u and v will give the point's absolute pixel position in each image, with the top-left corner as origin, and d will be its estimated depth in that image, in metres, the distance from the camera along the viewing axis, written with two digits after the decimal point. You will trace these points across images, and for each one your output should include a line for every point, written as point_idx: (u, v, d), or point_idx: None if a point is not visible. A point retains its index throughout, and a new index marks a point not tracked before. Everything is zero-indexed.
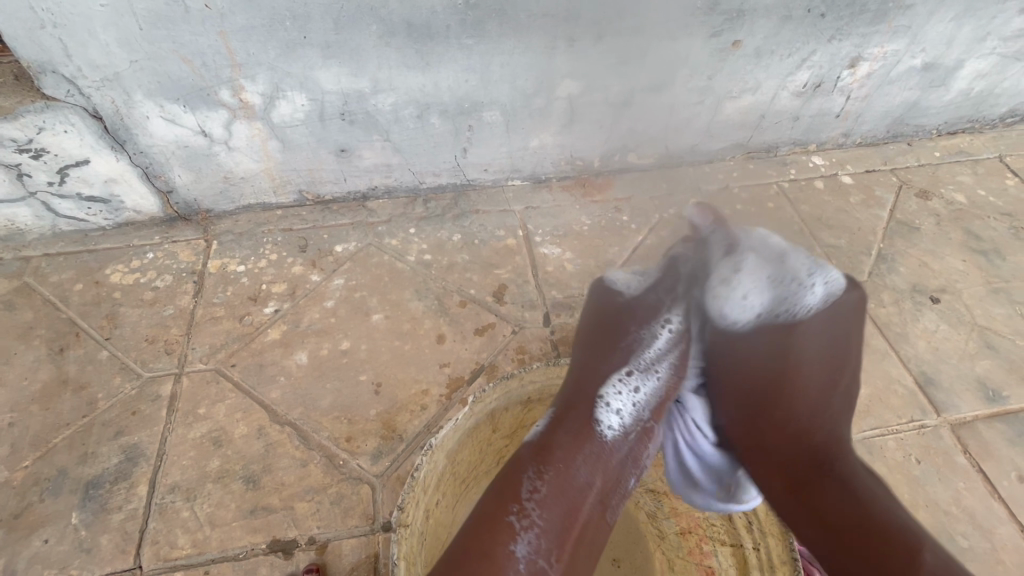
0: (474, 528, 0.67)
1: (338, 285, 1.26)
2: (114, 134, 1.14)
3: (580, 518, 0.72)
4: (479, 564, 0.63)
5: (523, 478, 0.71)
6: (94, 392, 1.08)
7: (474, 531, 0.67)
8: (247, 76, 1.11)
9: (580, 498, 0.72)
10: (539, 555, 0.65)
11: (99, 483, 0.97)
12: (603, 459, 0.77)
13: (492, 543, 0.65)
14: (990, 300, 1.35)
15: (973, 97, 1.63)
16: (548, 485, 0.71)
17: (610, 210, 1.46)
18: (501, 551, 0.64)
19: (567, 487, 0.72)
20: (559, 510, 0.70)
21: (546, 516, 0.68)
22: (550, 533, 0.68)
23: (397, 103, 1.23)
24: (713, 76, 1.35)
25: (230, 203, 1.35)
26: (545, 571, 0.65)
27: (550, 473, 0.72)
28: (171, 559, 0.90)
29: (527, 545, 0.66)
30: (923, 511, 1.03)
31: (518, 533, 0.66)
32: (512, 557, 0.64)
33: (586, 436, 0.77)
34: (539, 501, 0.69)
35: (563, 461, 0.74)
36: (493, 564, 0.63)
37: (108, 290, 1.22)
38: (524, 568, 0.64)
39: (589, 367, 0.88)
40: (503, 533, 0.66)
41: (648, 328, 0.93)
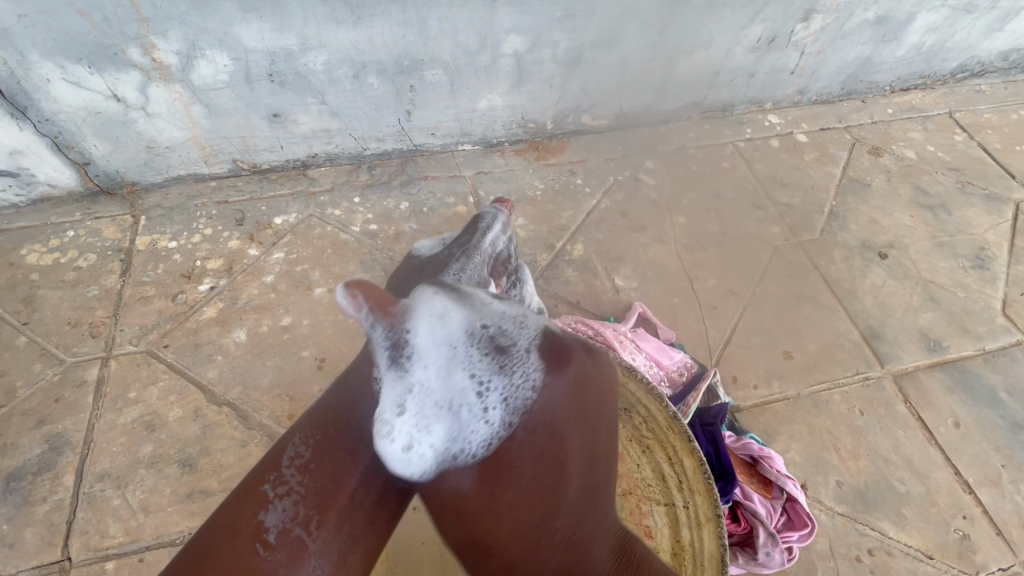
0: (228, 502, 0.59)
1: (279, 258, 1.20)
2: (12, 99, 1.04)
3: (358, 482, 0.62)
4: (218, 544, 0.55)
5: (287, 445, 0.62)
6: (13, 381, 1.01)
7: (224, 508, 0.58)
8: (157, 32, 1.01)
9: (356, 460, 0.63)
10: (294, 524, 0.57)
11: (22, 475, 0.92)
12: (389, 409, 0.68)
13: (239, 515, 0.57)
14: (935, 254, 1.37)
15: (925, 52, 1.62)
16: (315, 448, 0.62)
17: (564, 172, 1.41)
18: (245, 523, 0.56)
19: (340, 447, 0.63)
20: (328, 472, 0.61)
21: (308, 483, 0.60)
22: (311, 498, 0.59)
23: (330, 62, 1.15)
24: (664, 30, 1.28)
25: (157, 175, 1.26)
26: (301, 540, 0.57)
27: (318, 434, 0.63)
28: (102, 549, 0.87)
29: (278, 514, 0.57)
30: (864, 460, 1.06)
31: (269, 502, 0.58)
32: (259, 529, 0.56)
33: (371, 391, 0.68)
34: (301, 466, 0.60)
35: (338, 419, 0.65)
36: (234, 538, 0.55)
37: (24, 272, 1.13)
38: (273, 539, 0.56)
39: (390, 330, 0.81)
40: (252, 505, 0.58)
41: (439, 282, 0.85)
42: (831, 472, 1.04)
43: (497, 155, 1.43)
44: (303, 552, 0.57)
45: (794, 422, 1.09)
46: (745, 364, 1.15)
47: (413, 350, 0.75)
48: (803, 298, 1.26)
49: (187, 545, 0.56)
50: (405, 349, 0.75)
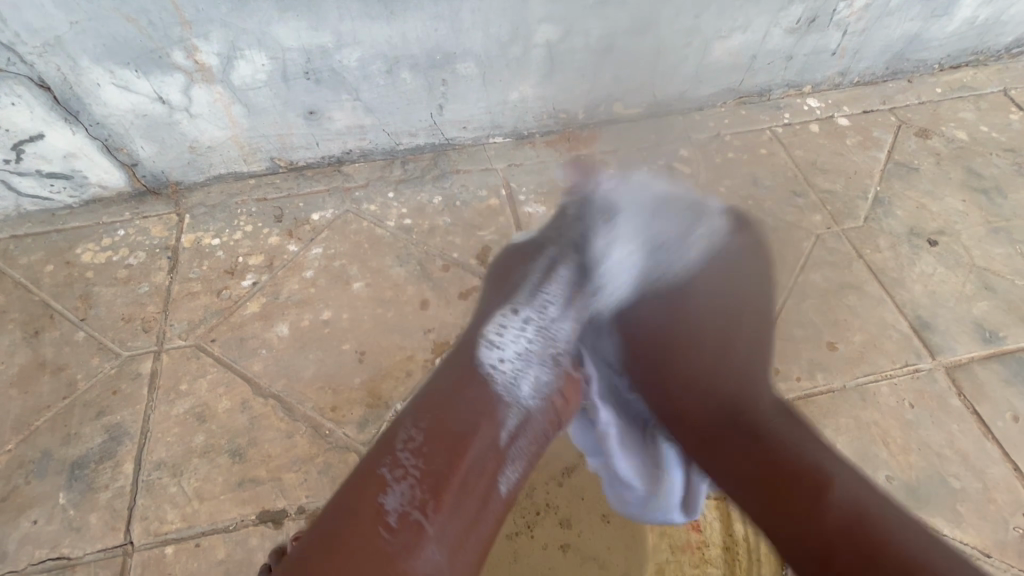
0: (351, 483, 0.60)
1: (317, 254, 1.23)
2: (66, 104, 1.08)
3: (464, 465, 0.61)
4: (343, 522, 0.56)
5: (398, 432, 0.63)
6: (74, 373, 1.06)
7: (349, 489, 0.59)
8: (199, 34, 1.04)
9: (461, 444, 0.62)
10: (411, 507, 0.57)
11: (85, 463, 0.97)
12: (491, 416, 0.65)
13: (357, 499, 0.57)
14: (990, 240, 1.31)
15: (977, 26, 1.54)
16: (425, 433, 0.62)
17: (595, 164, 1.26)
18: (367, 507, 0.56)
19: (448, 432, 0.62)
20: (440, 451, 0.61)
21: (421, 464, 0.59)
22: (426, 480, 0.59)
23: (364, 58, 1.16)
24: (699, 15, 1.25)
25: (200, 174, 1.29)
26: (416, 524, 0.56)
27: (426, 420, 0.63)
28: (161, 534, 0.91)
29: (397, 496, 0.57)
30: (915, 454, 1.02)
31: (388, 484, 0.58)
32: (380, 512, 0.56)
33: (471, 382, 0.70)
34: (414, 449, 0.60)
35: (442, 407, 0.65)
36: (359, 520, 0.56)
37: (80, 270, 1.19)
38: (393, 520, 0.56)
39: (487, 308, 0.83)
40: (372, 486, 0.58)
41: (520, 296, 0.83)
42: (880, 466, 1.01)
43: (528, 147, 1.42)
44: (422, 537, 0.55)
45: (840, 415, 1.06)
46: (788, 356, 1.12)
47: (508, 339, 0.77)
48: (847, 287, 1.22)
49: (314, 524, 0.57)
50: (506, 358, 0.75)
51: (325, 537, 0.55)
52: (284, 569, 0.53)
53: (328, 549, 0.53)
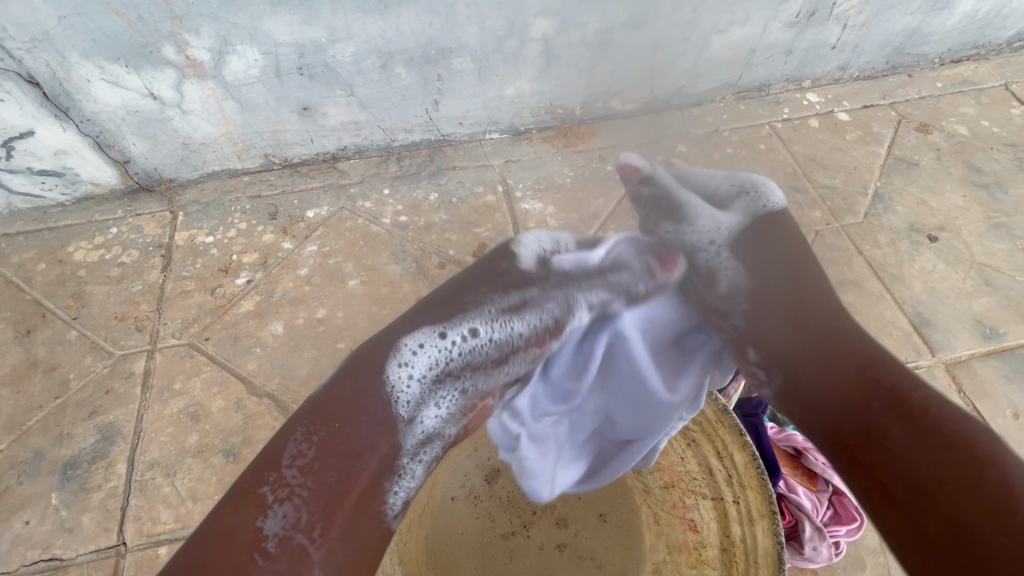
0: (225, 506, 0.57)
1: (312, 251, 1.21)
2: (56, 100, 1.07)
3: (354, 496, 0.58)
4: (216, 548, 0.54)
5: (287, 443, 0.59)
6: (66, 372, 1.05)
7: (226, 508, 0.57)
8: (190, 29, 1.02)
9: (356, 462, 0.60)
10: (295, 530, 0.55)
11: (78, 463, 0.96)
12: (388, 440, 0.62)
13: (236, 516, 0.55)
14: (990, 236, 1.30)
15: (978, 20, 1.52)
16: (316, 449, 0.58)
17: (593, 159, 1.36)
18: (244, 529, 0.54)
19: (338, 450, 0.59)
20: (329, 480, 0.58)
21: (307, 487, 0.57)
22: (314, 502, 0.57)
23: (358, 53, 1.14)
24: (698, 7, 1.22)
25: (193, 171, 1.28)
26: (301, 547, 0.55)
27: (318, 435, 0.59)
28: (154, 534, 0.90)
29: (278, 520, 0.55)
30: None
31: (268, 507, 0.56)
32: (259, 536, 0.54)
33: (368, 392, 0.63)
34: (301, 468, 0.57)
35: (339, 419, 0.61)
36: (232, 547, 0.54)
37: (72, 268, 1.17)
38: (273, 548, 0.54)
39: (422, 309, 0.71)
40: (250, 508, 0.56)
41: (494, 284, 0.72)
42: None
43: (525, 143, 1.41)
44: (304, 561, 0.55)
45: None
46: None
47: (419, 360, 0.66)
48: (846, 284, 1.21)
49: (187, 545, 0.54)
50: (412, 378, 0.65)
51: (191, 565, 0.52)
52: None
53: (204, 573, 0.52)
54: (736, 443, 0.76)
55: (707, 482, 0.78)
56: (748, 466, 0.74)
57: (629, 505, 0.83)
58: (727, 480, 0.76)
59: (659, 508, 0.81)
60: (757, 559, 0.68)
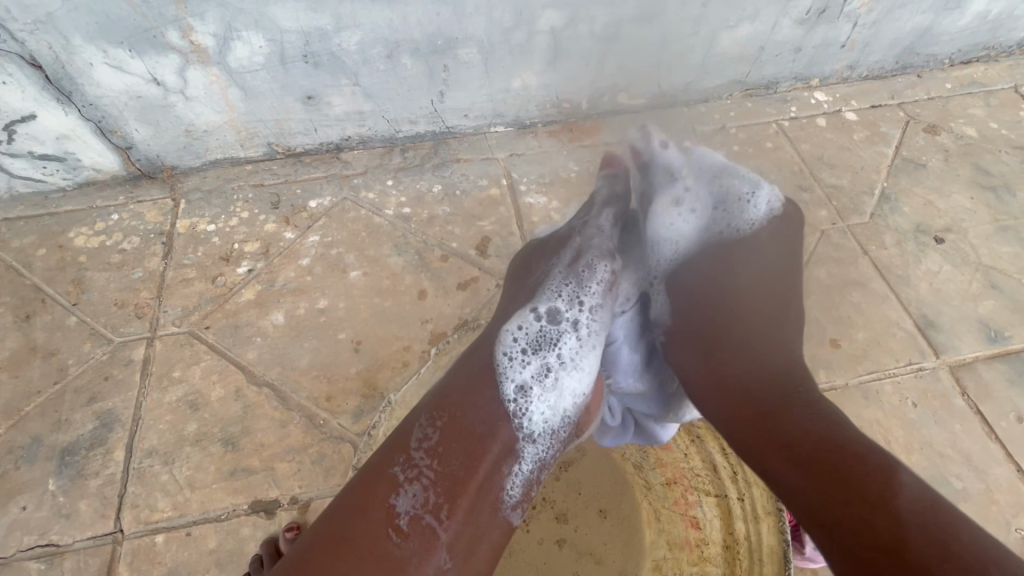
0: (355, 484, 0.64)
1: (313, 242, 1.21)
2: (58, 84, 1.06)
3: (477, 479, 0.65)
4: (353, 520, 0.60)
5: (413, 427, 0.67)
6: (65, 359, 1.04)
7: (359, 486, 0.63)
8: (195, 14, 1.01)
9: (479, 450, 0.67)
10: (424, 510, 0.61)
11: (75, 449, 0.96)
12: (501, 435, 0.68)
13: (369, 498, 0.61)
14: (997, 238, 1.29)
15: (989, 21, 1.51)
16: (440, 432, 0.66)
17: (600, 155, 1.34)
18: (379, 507, 0.61)
19: (462, 434, 0.66)
20: (457, 461, 0.65)
21: (435, 467, 0.64)
22: (439, 484, 0.63)
23: (364, 41, 1.13)
24: (708, 3, 1.21)
25: (195, 159, 1.27)
26: (430, 529, 0.60)
27: (442, 420, 0.66)
28: (152, 522, 0.89)
29: (409, 499, 0.61)
30: (917, 453, 1.01)
31: (399, 486, 0.62)
32: (392, 514, 0.60)
33: (485, 384, 0.71)
34: (429, 450, 0.64)
35: (460, 407, 0.68)
36: (368, 522, 0.60)
37: (72, 254, 1.17)
38: (404, 524, 0.60)
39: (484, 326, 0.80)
40: (384, 487, 0.62)
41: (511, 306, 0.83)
42: None
43: (530, 136, 1.39)
44: (433, 542, 0.60)
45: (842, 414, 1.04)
46: None
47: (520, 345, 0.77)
48: (851, 284, 1.20)
49: (324, 514, 0.62)
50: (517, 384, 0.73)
51: (327, 538, 0.58)
52: (294, 563, 0.57)
53: (338, 551, 0.57)
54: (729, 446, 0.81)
55: (710, 480, 0.80)
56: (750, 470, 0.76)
57: (629, 501, 0.83)
58: (731, 478, 0.77)
59: (661, 504, 0.81)
60: (761, 557, 0.70)
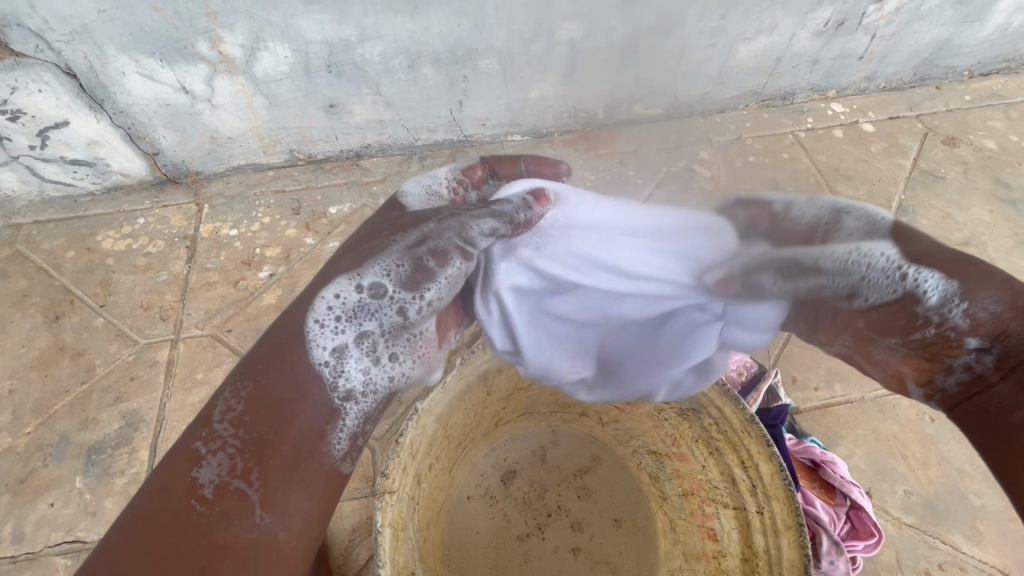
0: (165, 460, 0.50)
1: (334, 247, 1.23)
2: (91, 92, 1.10)
3: (292, 440, 0.52)
4: (157, 500, 0.48)
5: (217, 398, 0.52)
6: (92, 359, 1.07)
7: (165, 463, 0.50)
8: (224, 25, 1.04)
9: (288, 410, 0.53)
10: (232, 477, 0.49)
11: (102, 448, 0.98)
12: (309, 401, 0.54)
13: (170, 474, 0.49)
14: (1017, 253, 1.28)
15: (1010, 34, 1.50)
16: (248, 403, 0.51)
17: (614, 164, 1.34)
18: (178, 481, 0.49)
19: (272, 399, 0.52)
20: (263, 423, 0.51)
21: (241, 436, 0.50)
22: (248, 449, 0.50)
23: (386, 52, 1.15)
24: (726, 16, 1.22)
25: (219, 164, 1.30)
26: (240, 493, 0.49)
27: (249, 386, 0.52)
28: None
29: (213, 469, 0.49)
30: (935, 469, 1.00)
31: (201, 459, 0.50)
32: (194, 486, 0.49)
33: (292, 348, 0.55)
34: (234, 420, 0.51)
35: (268, 365, 0.54)
36: (168, 498, 0.48)
37: (100, 257, 1.20)
38: (209, 493, 0.48)
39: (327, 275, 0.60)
40: (183, 462, 0.49)
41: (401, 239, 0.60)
42: (898, 480, 0.99)
43: (546, 145, 1.41)
44: (243, 506, 0.49)
45: (858, 427, 1.04)
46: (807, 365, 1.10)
47: (340, 319, 0.58)
48: None
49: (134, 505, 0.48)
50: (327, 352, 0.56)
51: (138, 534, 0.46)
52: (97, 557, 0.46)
53: (150, 531, 0.46)
54: (762, 453, 0.69)
55: (729, 491, 0.74)
56: (774, 478, 0.68)
57: (644, 510, 0.85)
58: (750, 491, 0.70)
59: (676, 515, 0.81)
60: (783, 571, 0.64)
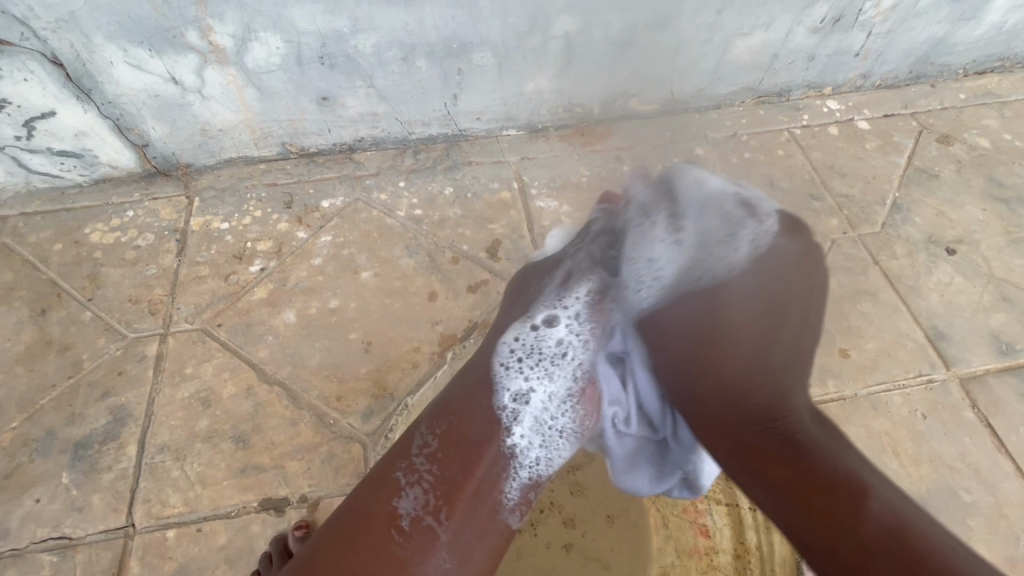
0: (369, 484, 0.68)
1: (325, 242, 1.21)
2: (78, 82, 1.08)
3: (474, 480, 0.68)
4: (360, 522, 0.64)
5: (414, 437, 0.71)
6: (79, 353, 1.06)
7: (366, 487, 0.68)
8: (214, 14, 1.02)
9: (476, 452, 0.70)
10: (424, 512, 0.65)
11: (89, 443, 0.97)
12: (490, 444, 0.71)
13: (375, 499, 0.66)
14: (1009, 251, 1.28)
15: (1005, 32, 1.50)
16: (439, 440, 0.70)
17: (610, 160, 1.32)
18: (382, 507, 0.65)
19: (460, 441, 0.71)
20: (453, 467, 0.69)
21: (435, 473, 0.67)
22: (439, 487, 0.66)
23: (379, 44, 1.14)
24: (722, 10, 1.22)
25: (210, 157, 1.28)
26: (429, 530, 0.64)
27: (442, 428, 0.71)
28: (163, 517, 0.90)
29: (410, 501, 0.65)
30: (926, 466, 1.01)
31: (402, 489, 0.66)
32: (395, 514, 0.64)
33: (480, 393, 0.75)
34: (429, 456, 0.69)
35: (460, 415, 0.73)
36: (373, 525, 0.64)
37: (88, 250, 1.18)
38: (406, 524, 0.64)
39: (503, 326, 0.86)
40: (387, 489, 0.66)
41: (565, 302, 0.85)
42: (890, 477, 0.99)
43: (541, 140, 1.39)
44: (433, 543, 0.63)
45: (851, 424, 1.04)
46: None
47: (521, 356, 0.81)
48: (861, 294, 1.20)
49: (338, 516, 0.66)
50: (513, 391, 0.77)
51: (344, 540, 0.62)
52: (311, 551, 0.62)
53: (354, 550, 0.61)
54: None
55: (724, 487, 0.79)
56: None
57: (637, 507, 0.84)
58: None
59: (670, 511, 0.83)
60: None
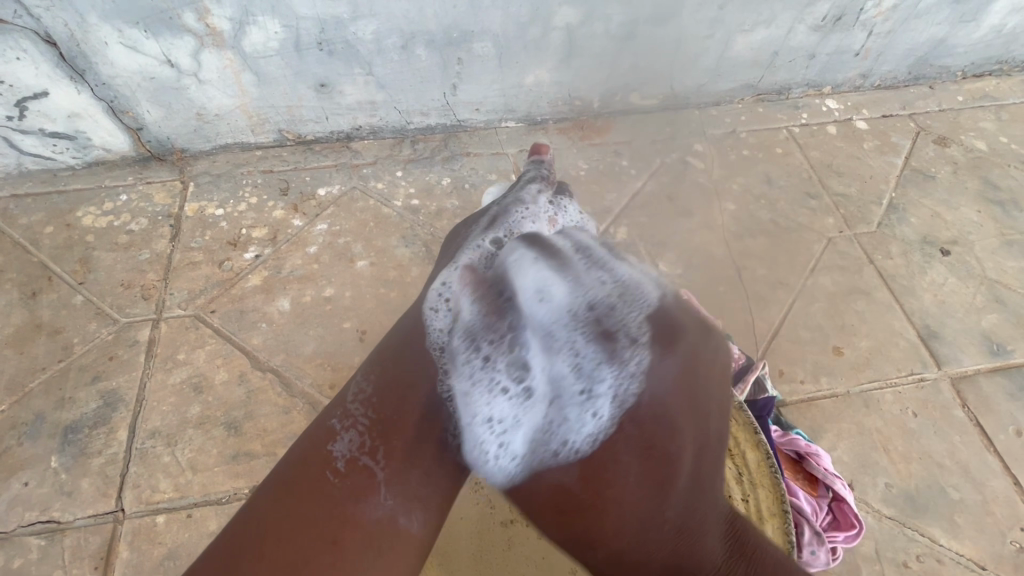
0: (306, 437, 0.65)
1: (322, 230, 1.21)
2: (72, 62, 1.06)
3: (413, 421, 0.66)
4: (297, 472, 0.61)
5: (351, 387, 0.69)
6: (70, 337, 1.05)
7: (305, 441, 0.65)
8: None
9: (413, 392, 0.68)
10: (360, 453, 0.62)
11: (79, 427, 0.96)
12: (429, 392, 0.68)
13: (312, 448, 0.63)
14: (1003, 253, 1.29)
15: (1004, 35, 1.51)
16: (375, 385, 0.68)
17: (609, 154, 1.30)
18: (318, 454, 0.62)
19: (397, 384, 0.68)
20: (387, 408, 0.66)
21: (370, 415, 0.65)
22: (376, 428, 0.64)
23: (380, 31, 1.13)
24: (724, 6, 1.21)
25: (205, 143, 1.27)
26: (367, 469, 0.61)
27: (378, 375, 0.70)
28: (154, 502, 0.90)
29: (345, 443, 0.63)
30: (916, 463, 1.02)
31: (337, 433, 0.63)
32: (329, 458, 0.62)
33: (414, 343, 0.72)
34: (364, 400, 0.67)
35: (393, 360, 0.71)
36: (310, 469, 0.61)
37: (80, 233, 1.17)
38: (341, 467, 0.61)
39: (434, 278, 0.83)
40: (322, 436, 0.64)
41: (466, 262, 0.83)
42: (880, 473, 1.00)
43: (540, 133, 1.39)
44: (372, 482, 0.61)
45: (843, 420, 1.05)
46: (794, 358, 1.11)
47: (450, 300, 0.77)
48: (856, 293, 1.21)
49: (273, 474, 0.62)
50: (442, 330, 0.74)
51: (282, 493, 0.59)
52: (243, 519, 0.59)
53: (290, 498, 0.58)
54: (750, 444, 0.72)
55: None
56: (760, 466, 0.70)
57: None
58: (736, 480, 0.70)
59: None
60: None
